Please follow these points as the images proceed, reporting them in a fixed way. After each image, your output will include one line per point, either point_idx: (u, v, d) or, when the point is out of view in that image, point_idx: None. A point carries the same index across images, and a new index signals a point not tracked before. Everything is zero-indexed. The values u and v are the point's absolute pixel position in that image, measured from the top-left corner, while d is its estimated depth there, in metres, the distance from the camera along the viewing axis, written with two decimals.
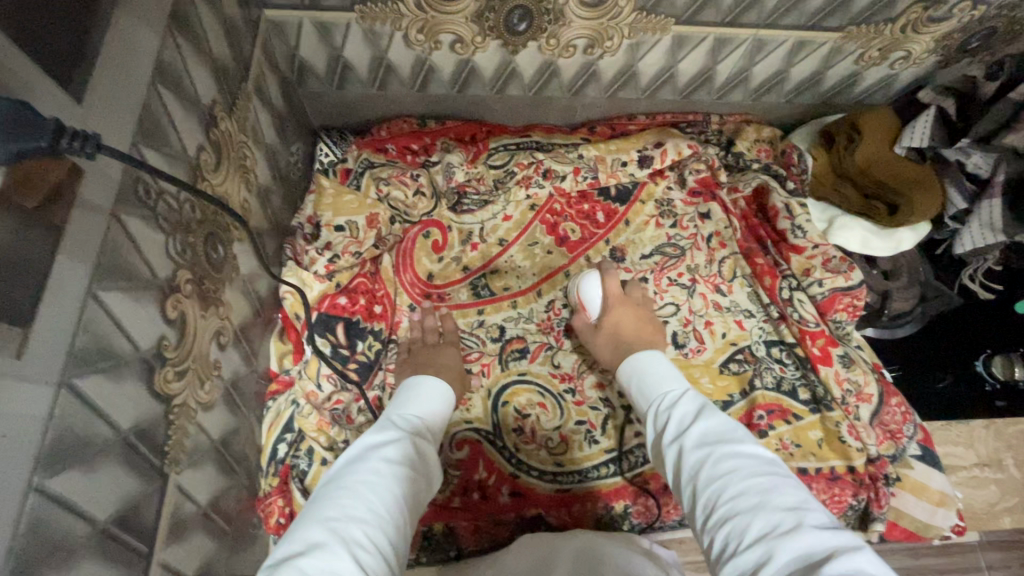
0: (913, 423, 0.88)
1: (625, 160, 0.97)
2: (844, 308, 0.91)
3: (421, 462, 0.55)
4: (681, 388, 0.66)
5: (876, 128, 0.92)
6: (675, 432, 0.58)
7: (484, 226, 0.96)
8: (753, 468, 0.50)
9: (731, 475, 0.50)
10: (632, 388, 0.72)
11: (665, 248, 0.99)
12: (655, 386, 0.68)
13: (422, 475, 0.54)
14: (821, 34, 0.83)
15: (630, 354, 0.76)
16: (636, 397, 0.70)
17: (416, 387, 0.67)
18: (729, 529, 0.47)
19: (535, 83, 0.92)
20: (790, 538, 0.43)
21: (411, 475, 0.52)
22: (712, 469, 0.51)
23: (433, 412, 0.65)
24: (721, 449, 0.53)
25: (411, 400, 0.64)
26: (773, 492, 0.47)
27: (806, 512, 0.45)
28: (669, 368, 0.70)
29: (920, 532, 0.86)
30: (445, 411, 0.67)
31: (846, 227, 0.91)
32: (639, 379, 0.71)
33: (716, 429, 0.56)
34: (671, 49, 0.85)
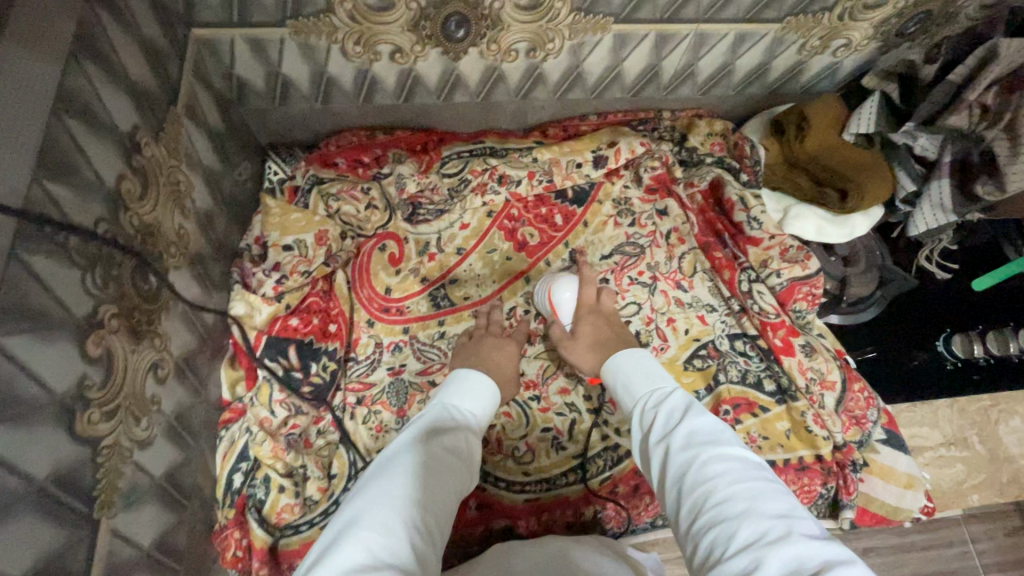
0: (877, 408, 0.89)
1: (580, 162, 0.97)
2: (804, 297, 0.91)
3: (466, 455, 0.58)
4: (669, 385, 0.65)
5: (824, 115, 0.92)
6: (662, 432, 0.58)
7: (441, 235, 0.95)
8: (743, 472, 0.50)
9: (720, 478, 0.49)
10: (615, 387, 0.71)
11: (624, 247, 0.98)
12: (642, 383, 0.67)
13: (466, 466, 0.57)
14: (761, 26, 0.83)
15: (609, 356, 0.75)
16: (620, 394, 0.70)
17: (468, 378, 0.69)
18: (714, 535, 0.46)
19: (481, 89, 0.90)
20: (779, 548, 0.42)
21: (453, 470, 0.55)
22: (700, 472, 0.51)
23: (484, 408, 0.67)
24: (708, 451, 0.52)
25: (463, 391, 0.67)
26: (762, 499, 0.47)
27: (795, 521, 0.45)
28: (654, 366, 0.70)
29: (891, 516, 0.86)
30: (493, 405, 0.69)
31: (801, 216, 0.92)
32: (623, 378, 0.70)
33: (703, 430, 0.55)
34: (614, 48, 0.84)
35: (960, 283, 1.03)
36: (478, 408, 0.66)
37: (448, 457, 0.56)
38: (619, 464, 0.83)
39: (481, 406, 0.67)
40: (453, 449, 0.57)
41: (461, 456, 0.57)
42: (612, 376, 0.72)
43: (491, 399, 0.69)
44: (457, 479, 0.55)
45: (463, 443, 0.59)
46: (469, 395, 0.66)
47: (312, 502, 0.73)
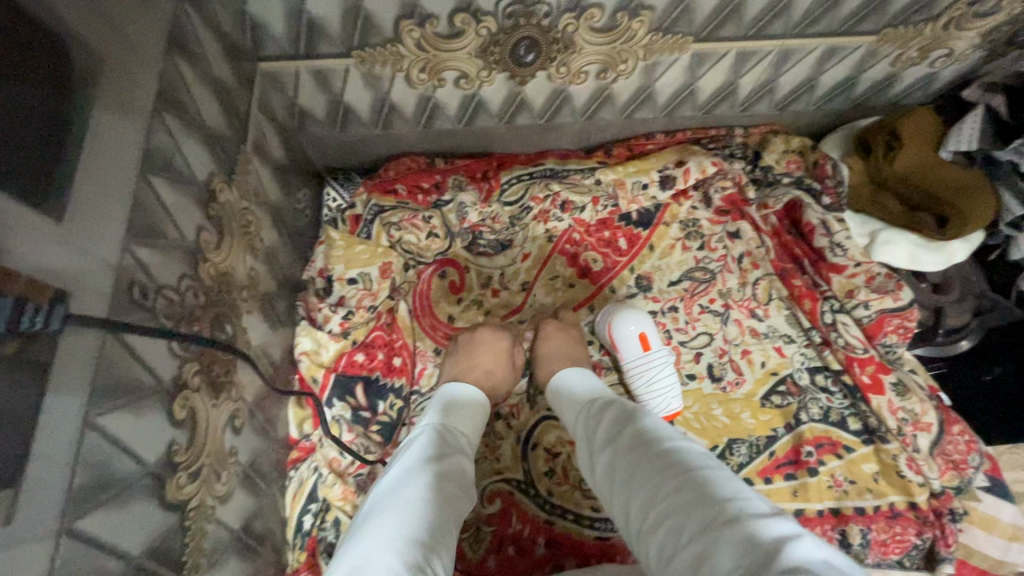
0: (980, 452, 0.81)
1: (646, 183, 0.93)
2: (894, 330, 0.83)
3: (462, 459, 0.61)
4: (607, 394, 0.66)
5: (919, 133, 0.85)
6: (610, 435, 0.57)
7: (503, 273, 0.92)
8: (691, 460, 0.48)
9: (669, 469, 0.48)
10: (558, 403, 0.72)
11: (694, 273, 0.94)
12: (580, 394, 0.68)
13: (463, 473, 0.59)
14: (854, 39, 0.76)
15: (556, 372, 0.77)
16: (563, 410, 0.70)
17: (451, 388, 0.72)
18: (666, 533, 0.44)
19: (545, 112, 0.87)
20: (725, 532, 0.40)
21: (451, 485, 0.56)
22: (650, 467, 0.50)
23: (463, 421, 0.67)
24: (654, 447, 0.51)
25: (448, 406, 0.68)
26: (707, 484, 0.45)
27: (740, 500, 0.42)
28: (590, 379, 0.71)
29: (994, 571, 0.78)
30: (478, 416, 0.70)
31: (891, 243, 0.84)
32: (566, 391, 0.71)
33: (644, 429, 0.55)
34: (690, 67, 0.79)
35: None
36: (467, 419, 0.68)
37: (442, 483, 0.55)
38: None
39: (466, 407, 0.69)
40: (445, 474, 0.56)
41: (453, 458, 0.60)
42: (557, 396, 0.73)
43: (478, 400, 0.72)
44: (462, 485, 0.58)
45: (455, 449, 0.61)
46: (454, 413, 0.67)
47: None
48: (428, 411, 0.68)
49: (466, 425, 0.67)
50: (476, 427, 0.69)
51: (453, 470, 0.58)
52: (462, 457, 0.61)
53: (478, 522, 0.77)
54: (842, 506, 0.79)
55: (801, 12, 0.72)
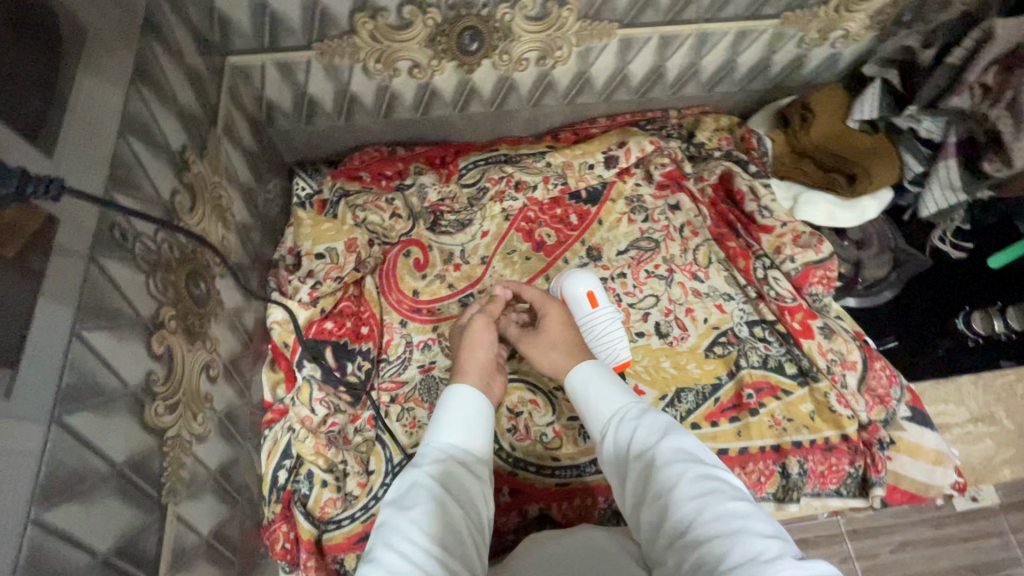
0: (901, 385, 0.89)
1: (592, 163, 1.02)
2: (819, 281, 0.91)
3: (459, 474, 0.60)
4: (635, 399, 0.65)
5: (826, 106, 0.97)
6: (643, 446, 0.58)
7: (464, 248, 1.00)
8: (726, 490, 0.51)
9: (708, 496, 0.50)
10: (575, 397, 0.70)
11: (639, 242, 1.02)
12: (605, 393, 0.67)
13: (461, 490, 0.59)
14: (760, 22, 0.87)
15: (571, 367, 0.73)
16: (583, 407, 0.68)
17: (457, 389, 0.68)
18: (704, 554, 0.47)
19: (494, 99, 0.95)
20: (775, 566, 0.43)
21: (444, 510, 0.56)
22: (687, 489, 0.52)
23: (459, 424, 0.65)
24: (694, 469, 0.53)
25: (446, 413, 0.66)
26: (751, 518, 0.48)
27: (783, 542, 0.46)
28: (612, 379, 0.69)
29: (921, 494, 0.86)
30: (478, 413, 0.67)
31: (811, 202, 0.95)
32: (586, 386, 0.69)
33: (682, 447, 0.56)
34: (620, 52, 0.89)
35: (977, 262, 1.04)
36: (465, 423, 0.65)
37: (437, 510, 0.55)
38: None
39: (473, 412, 0.66)
40: (439, 500, 0.56)
41: (458, 481, 0.60)
42: (577, 392, 0.70)
43: (484, 402, 0.68)
44: (469, 511, 0.58)
45: (461, 469, 0.61)
46: (450, 420, 0.65)
47: (353, 497, 0.76)
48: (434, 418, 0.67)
49: (477, 435, 0.65)
50: (479, 425, 0.66)
51: (452, 490, 0.58)
52: (459, 472, 0.60)
53: None
54: (781, 442, 0.86)
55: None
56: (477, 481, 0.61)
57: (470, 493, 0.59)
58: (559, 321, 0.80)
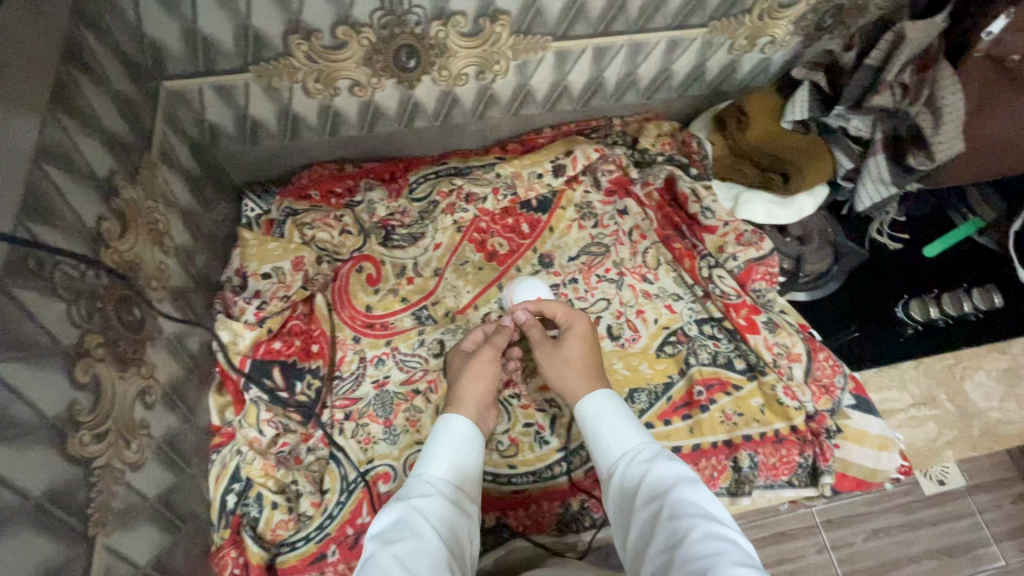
0: (845, 374, 0.92)
1: (540, 172, 1.04)
2: (762, 277, 0.94)
3: (444, 505, 0.64)
4: (653, 445, 0.70)
5: (760, 108, 0.99)
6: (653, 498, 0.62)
7: (417, 260, 1.00)
8: (732, 554, 0.52)
9: (711, 556, 0.52)
10: (592, 438, 0.75)
11: (590, 248, 1.04)
12: (623, 434, 0.72)
13: (445, 521, 0.62)
14: (688, 31, 0.90)
15: (590, 393, 0.78)
16: (599, 444, 0.74)
17: (446, 422, 0.74)
18: None
19: (439, 113, 0.97)
20: None
21: (428, 538, 0.59)
22: (692, 547, 0.54)
23: (449, 457, 0.70)
24: (702, 526, 0.56)
25: (440, 446, 0.71)
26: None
27: None
28: (630, 420, 0.74)
29: (869, 479, 0.88)
30: (466, 449, 0.72)
31: (750, 202, 0.98)
32: (606, 427, 0.74)
33: (690, 503, 0.59)
34: (557, 64, 0.91)
35: (915, 252, 1.08)
36: (455, 458, 0.70)
37: (422, 536, 0.59)
38: None
39: (463, 448, 0.72)
40: (422, 527, 0.60)
41: (444, 513, 0.63)
42: (591, 422, 0.76)
43: (474, 435, 0.74)
44: (452, 540, 0.61)
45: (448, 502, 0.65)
46: (442, 454, 0.70)
47: (307, 517, 0.77)
48: (427, 452, 0.71)
49: (465, 471, 0.70)
50: (466, 462, 0.71)
51: (437, 519, 0.62)
52: (445, 503, 0.64)
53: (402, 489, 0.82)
54: (733, 437, 0.88)
55: (636, 10, 0.85)
56: (460, 515, 0.65)
57: (455, 524, 0.63)
58: (578, 344, 0.83)
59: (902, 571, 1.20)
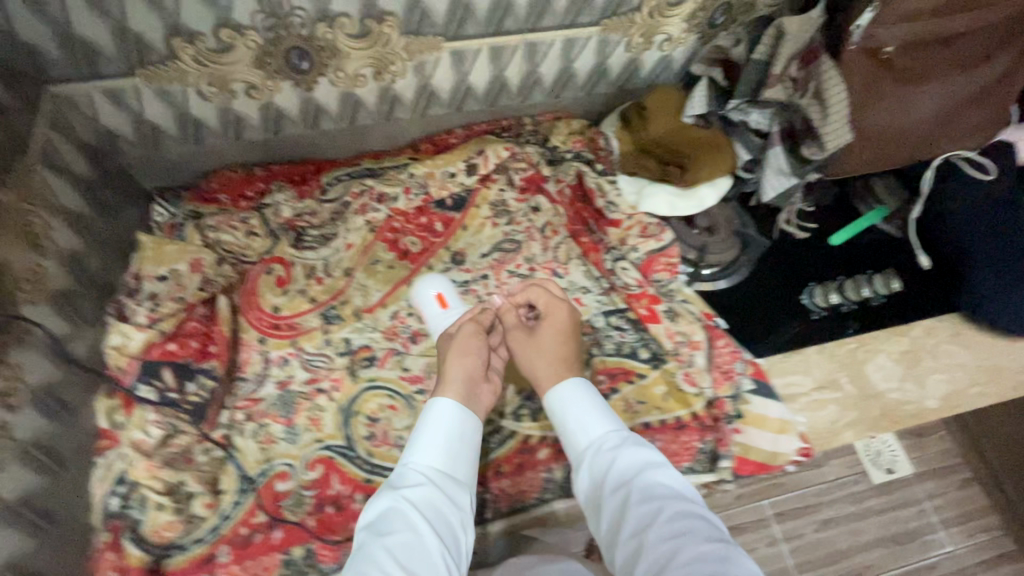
0: (743, 360, 0.94)
1: (454, 172, 1.06)
2: (663, 268, 0.97)
3: (435, 493, 0.63)
4: (621, 431, 0.71)
5: (661, 105, 1.02)
6: (620, 482, 0.65)
7: (327, 261, 1.00)
8: (703, 531, 0.57)
9: (684, 537, 0.56)
10: (557, 421, 0.76)
11: (503, 244, 1.05)
12: (589, 422, 0.73)
13: (438, 511, 0.62)
14: (580, 30, 0.92)
15: (558, 380, 0.78)
16: (566, 431, 0.74)
17: (433, 406, 0.71)
18: None
19: (343, 115, 0.98)
20: None
21: (418, 535, 0.59)
22: (665, 528, 0.57)
23: (434, 441, 0.68)
24: (673, 509, 0.59)
25: (428, 430, 0.69)
26: (727, 561, 0.53)
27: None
28: (594, 403, 0.74)
29: (770, 463, 0.89)
30: (455, 428, 0.70)
31: (653, 195, 1.00)
32: (568, 413, 0.74)
33: (661, 487, 0.62)
34: (454, 65, 0.93)
35: (822, 240, 1.12)
36: (442, 441, 0.68)
37: (411, 536, 0.59)
38: (503, 445, 0.87)
39: (457, 433, 0.70)
40: (413, 525, 0.59)
41: (436, 503, 0.63)
42: (558, 410, 0.76)
43: (468, 418, 0.71)
44: (445, 529, 0.61)
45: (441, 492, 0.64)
46: (427, 439, 0.68)
47: (198, 519, 0.77)
48: (414, 437, 0.69)
49: (458, 457, 0.68)
50: (457, 441, 0.69)
51: (428, 511, 0.61)
52: (437, 492, 0.63)
53: (300, 487, 0.83)
54: (634, 425, 0.89)
55: (524, 10, 0.87)
56: (452, 502, 0.64)
57: (447, 515, 0.62)
58: (555, 332, 0.83)
59: None
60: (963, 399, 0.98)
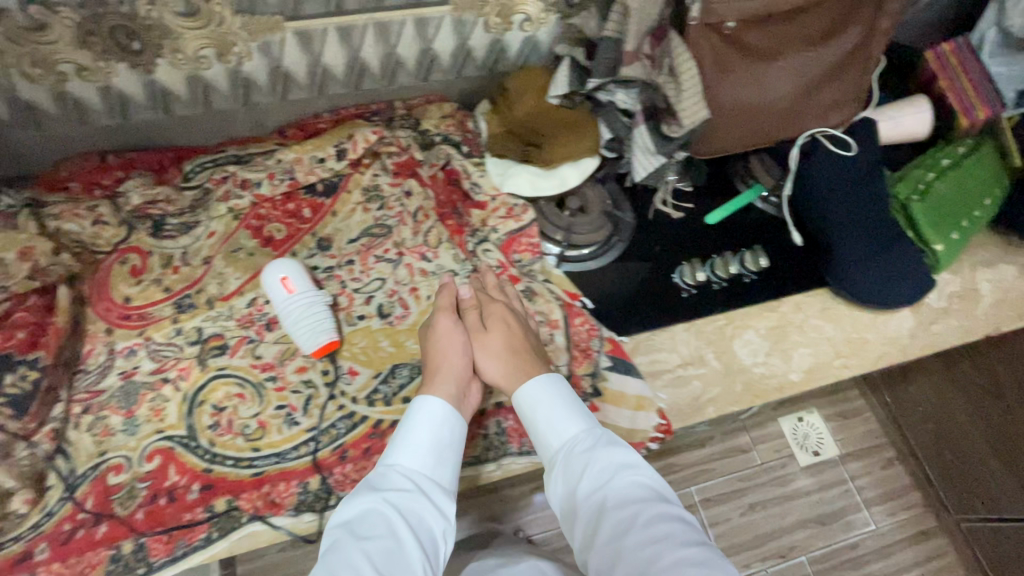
0: (601, 337, 0.94)
1: (322, 157, 1.04)
2: (524, 248, 0.98)
3: (419, 501, 0.67)
4: (596, 429, 0.72)
5: (525, 85, 1.02)
6: (595, 484, 0.66)
7: (187, 250, 0.98)
8: (681, 537, 0.59)
9: (662, 542, 0.58)
10: (529, 419, 0.76)
11: (372, 230, 1.03)
12: (562, 422, 0.74)
13: (420, 517, 0.65)
14: (429, 8, 0.91)
15: (524, 380, 0.79)
16: (540, 431, 0.75)
17: (423, 404, 0.74)
18: None
19: (196, 100, 0.95)
20: None
21: (397, 541, 0.62)
22: (643, 534, 0.59)
23: (421, 447, 0.71)
24: (653, 512, 0.62)
25: (414, 433, 0.72)
26: (703, 565, 0.56)
27: None
28: (567, 401, 0.76)
29: (629, 440, 0.89)
30: (448, 432, 0.73)
31: (515, 175, 1.00)
32: (540, 412, 0.75)
33: (640, 489, 0.64)
34: (302, 45, 0.91)
35: (697, 219, 1.13)
36: (429, 447, 0.71)
37: (391, 542, 0.62)
38: (352, 430, 0.86)
39: (443, 436, 0.73)
40: (393, 531, 0.63)
41: (417, 509, 0.66)
42: (530, 409, 0.76)
43: (455, 421, 0.75)
44: (425, 534, 0.65)
45: (422, 497, 0.67)
46: (411, 444, 0.71)
47: (19, 516, 0.75)
48: (397, 441, 0.72)
49: (443, 460, 0.72)
50: (445, 445, 0.73)
51: (411, 515, 0.65)
52: (420, 499, 0.67)
53: (133, 480, 0.80)
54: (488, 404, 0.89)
55: None
56: (433, 507, 0.67)
57: (427, 520, 0.66)
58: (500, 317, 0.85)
59: (778, 539, 1.38)
60: (825, 371, 0.99)
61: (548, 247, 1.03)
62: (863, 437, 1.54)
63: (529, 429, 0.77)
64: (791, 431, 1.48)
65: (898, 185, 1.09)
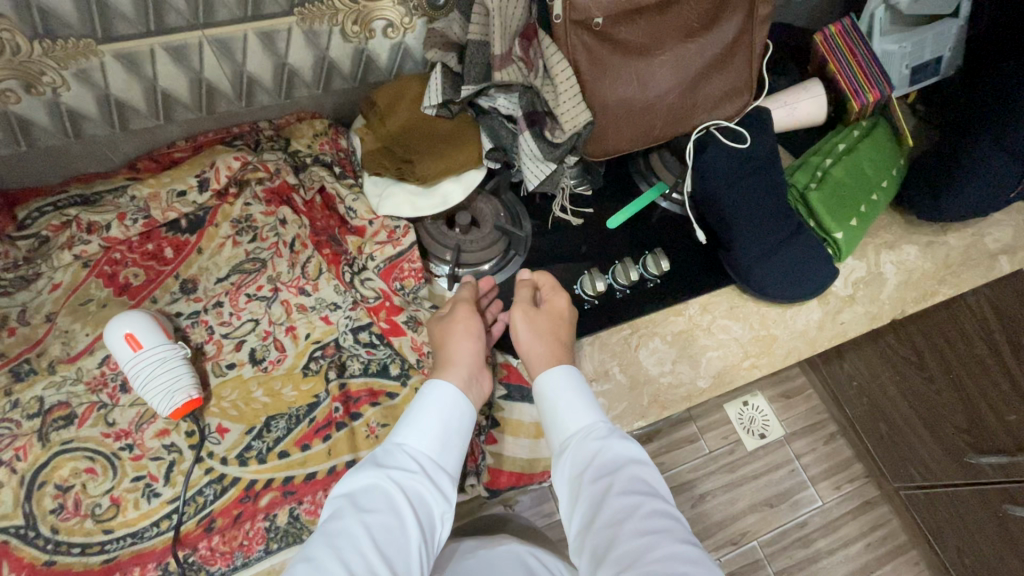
0: (495, 364, 0.89)
1: (183, 189, 0.92)
2: (406, 274, 0.89)
3: (420, 481, 0.66)
4: (606, 421, 0.72)
5: (396, 98, 0.95)
6: (600, 472, 0.65)
7: (26, 307, 0.86)
8: (677, 533, 0.58)
9: (659, 536, 0.57)
10: (546, 402, 0.75)
11: (243, 265, 0.94)
12: (579, 410, 0.73)
13: (421, 496, 0.65)
14: (271, 21, 0.82)
15: (553, 364, 0.78)
16: (554, 414, 0.74)
17: (435, 388, 0.73)
18: None
19: (13, 137, 0.83)
20: None
21: (398, 519, 0.61)
22: (640, 525, 0.59)
23: (431, 429, 0.70)
24: (652, 506, 0.61)
25: (428, 412, 0.71)
26: (696, 563, 0.55)
27: None
28: (585, 391, 0.75)
29: (529, 471, 0.85)
30: (459, 415, 0.72)
31: (392, 196, 0.94)
32: (557, 398, 0.74)
33: (642, 485, 0.64)
34: (130, 70, 0.81)
35: (601, 222, 1.09)
36: (439, 428, 0.70)
37: (391, 518, 0.61)
38: (221, 496, 0.78)
39: (451, 422, 0.72)
40: (393, 509, 0.62)
41: (420, 489, 0.65)
42: (549, 393, 0.75)
43: (467, 408, 0.74)
44: (425, 513, 0.64)
45: (427, 480, 0.66)
46: (423, 425, 0.70)
47: None
48: (409, 417, 0.71)
49: (448, 447, 0.71)
50: (454, 429, 0.72)
51: (412, 494, 0.64)
52: (422, 480, 0.66)
53: None
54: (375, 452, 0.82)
55: (184, 4, 0.75)
56: (437, 491, 0.66)
57: (429, 503, 0.65)
58: (543, 323, 0.83)
59: (727, 529, 1.42)
60: (733, 374, 0.95)
61: (436, 266, 0.97)
62: (807, 414, 1.55)
63: (545, 415, 0.76)
64: (737, 416, 1.52)
65: (796, 175, 1.07)
